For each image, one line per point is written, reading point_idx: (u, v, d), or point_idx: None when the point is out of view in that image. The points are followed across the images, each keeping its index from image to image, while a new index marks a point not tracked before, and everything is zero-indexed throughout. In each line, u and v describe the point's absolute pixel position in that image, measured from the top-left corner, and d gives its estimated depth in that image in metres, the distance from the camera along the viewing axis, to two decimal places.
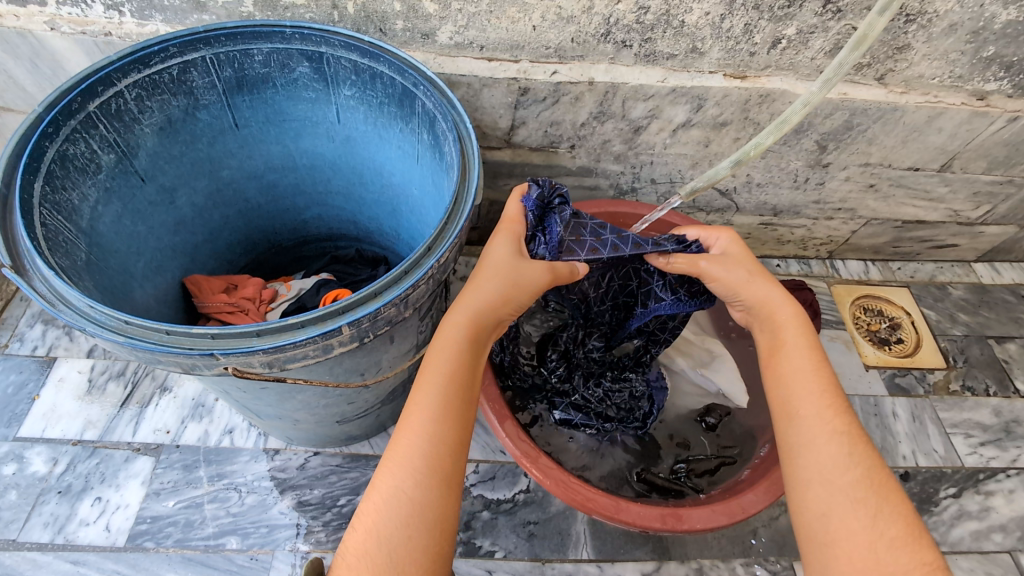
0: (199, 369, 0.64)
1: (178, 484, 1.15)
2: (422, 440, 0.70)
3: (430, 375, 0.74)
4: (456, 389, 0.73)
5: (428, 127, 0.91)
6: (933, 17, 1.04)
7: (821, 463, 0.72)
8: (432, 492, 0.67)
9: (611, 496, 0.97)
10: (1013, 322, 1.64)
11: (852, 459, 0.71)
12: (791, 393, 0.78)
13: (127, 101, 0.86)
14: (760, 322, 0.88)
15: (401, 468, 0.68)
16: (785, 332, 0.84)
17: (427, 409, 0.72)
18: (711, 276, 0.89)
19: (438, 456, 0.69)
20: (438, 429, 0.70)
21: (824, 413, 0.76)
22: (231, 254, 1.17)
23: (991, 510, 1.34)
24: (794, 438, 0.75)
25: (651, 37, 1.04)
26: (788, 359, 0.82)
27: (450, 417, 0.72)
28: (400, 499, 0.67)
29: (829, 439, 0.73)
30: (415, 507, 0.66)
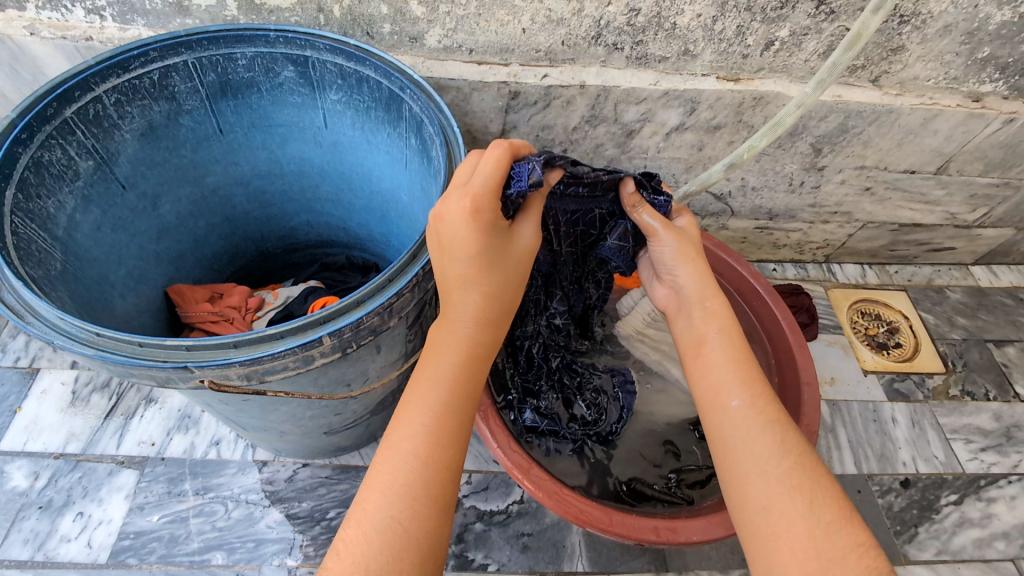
0: (173, 382, 0.62)
1: (162, 498, 1.12)
2: (411, 452, 0.62)
3: (425, 381, 0.66)
4: (453, 393, 0.66)
5: (416, 132, 0.89)
6: (929, 17, 1.03)
7: (756, 456, 0.67)
8: (428, 509, 0.61)
9: (603, 508, 0.94)
10: (1012, 326, 1.63)
11: (785, 448, 0.67)
12: (717, 385, 0.73)
13: (106, 107, 0.84)
14: (686, 305, 0.80)
15: (392, 484, 0.61)
16: (701, 318, 0.78)
17: (420, 418, 0.64)
18: (659, 242, 0.81)
19: (431, 469, 0.62)
20: (434, 447, 0.63)
21: (755, 400, 0.71)
22: (216, 262, 1.14)
23: (993, 518, 1.32)
24: (726, 432, 0.69)
25: (642, 39, 1.03)
26: (711, 348, 0.75)
27: (446, 426, 0.64)
28: (395, 520, 0.59)
29: (762, 428, 0.68)
30: (415, 526, 0.60)
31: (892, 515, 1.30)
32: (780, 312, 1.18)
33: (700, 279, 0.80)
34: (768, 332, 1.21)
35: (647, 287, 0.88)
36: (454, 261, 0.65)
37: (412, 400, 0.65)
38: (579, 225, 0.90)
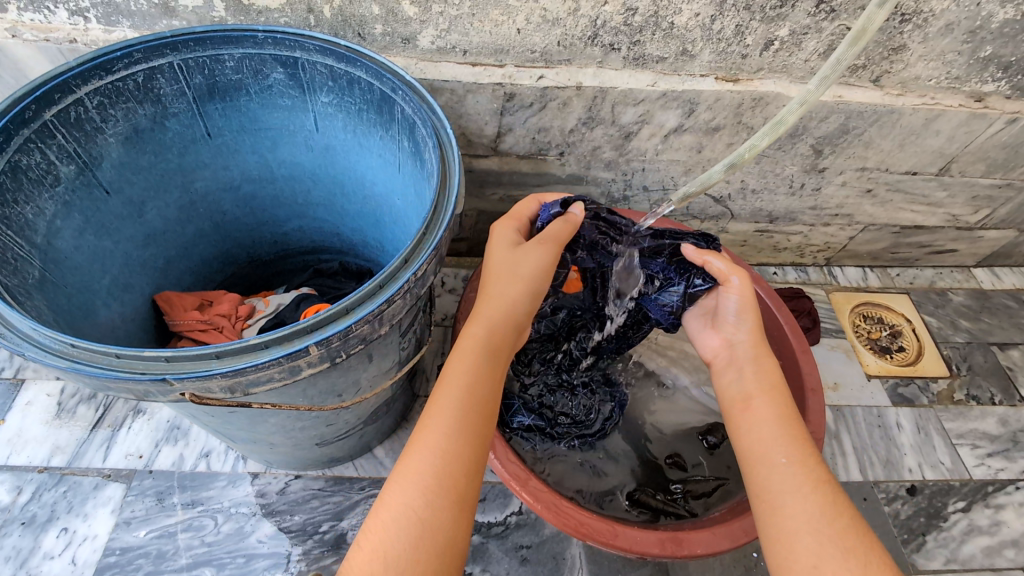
0: (153, 395, 0.59)
1: (150, 512, 1.09)
2: (432, 455, 0.64)
3: (446, 387, 0.70)
4: (470, 400, 0.69)
5: (408, 134, 0.87)
6: (930, 16, 1.01)
7: (807, 513, 0.67)
8: (444, 512, 0.62)
9: (605, 520, 0.92)
10: (1015, 328, 1.61)
11: (837, 508, 0.67)
12: (766, 441, 0.74)
13: (89, 109, 0.82)
14: (738, 359, 0.85)
15: (410, 486, 0.63)
16: (752, 376, 0.82)
17: (444, 415, 0.67)
18: (733, 290, 0.88)
19: (445, 473, 0.64)
20: (454, 442, 0.66)
21: (804, 459, 0.72)
22: (206, 269, 1.12)
23: (1002, 525, 1.29)
24: (775, 486, 0.70)
25: (640, 40, 1.01)
26: (759, 403, 0.79)
27: (462, 429, 0.67)
28: (411, 521, 0.61)
29: (813, 489, 0.69)
30: (430, 525, 0.61)
31: (899, 523, 1.27)
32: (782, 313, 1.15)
33: (755, 336, 0.86)
34: (772, 338, 1.18)
35: (700, 338, 0.93)
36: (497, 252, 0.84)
37: (433, 405, 0.68)
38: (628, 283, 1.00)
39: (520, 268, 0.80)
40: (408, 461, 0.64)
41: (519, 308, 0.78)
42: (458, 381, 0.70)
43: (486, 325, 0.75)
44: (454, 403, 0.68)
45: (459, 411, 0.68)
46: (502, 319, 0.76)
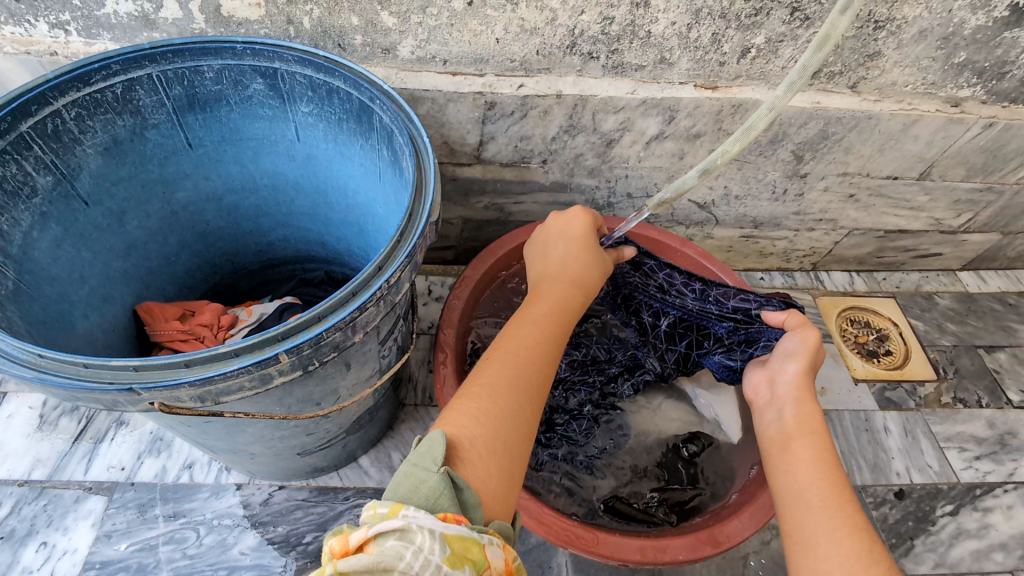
0: (121, 406, 0.59)
1: (131, 525, 1.08)
2: (532, 371, 0.76)
3: (540, 320, 0.82)
4: (556, 344, 0.81)
5: (387, 143, 0.87)
6: (903, 23, 1.03)
7: (841, 560, 0.66)
8: (533, 424, 0.73)
9: (588, 528, 0.92)
10: (1001, 331, 1.61)
11: (871, 558, 0.66)
12: (801, 483, 0.76)
13: (67, 121, 0.82)
14: (780, 398, 0.88)
15: (519, 391, 0.72)
16: (792, 416, 0.84)
17: (542, 341, 0.79)
18: (803, 334, 0.91)
19: (540, 389, 0.76)
20: (546, 367, 0.78)
21: (840, 504, 0.72)
22: (190, 279, 1.12)
23: (990, 528, 1.29)
24: (810, 527, 0.71)
25: (618, 48, 1.02)
26: (797, 444, 0.81)
27: (550, 363, 0.79)
28: (517, 419, 0.70)
29: (848, 533, 0.68)
30: (527, 432, 0.71)
31: (888, 527, 1.27)
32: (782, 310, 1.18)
33: (802, 377, 0.89)
34: None
35: (749, 374, 0.98)
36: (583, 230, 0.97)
37: (533, 331, 0.80)
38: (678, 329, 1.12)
39: (593, 250, 0.93)
40: (512, 372, 0.74)
41: (594, 285, 0.91)
42: (551, 324, 0.82)
43: (575, 282, 0.88)
44: (544, 339, 0.80)
45: (551, 346, 0.80)
46: (590, 286, 0.90)
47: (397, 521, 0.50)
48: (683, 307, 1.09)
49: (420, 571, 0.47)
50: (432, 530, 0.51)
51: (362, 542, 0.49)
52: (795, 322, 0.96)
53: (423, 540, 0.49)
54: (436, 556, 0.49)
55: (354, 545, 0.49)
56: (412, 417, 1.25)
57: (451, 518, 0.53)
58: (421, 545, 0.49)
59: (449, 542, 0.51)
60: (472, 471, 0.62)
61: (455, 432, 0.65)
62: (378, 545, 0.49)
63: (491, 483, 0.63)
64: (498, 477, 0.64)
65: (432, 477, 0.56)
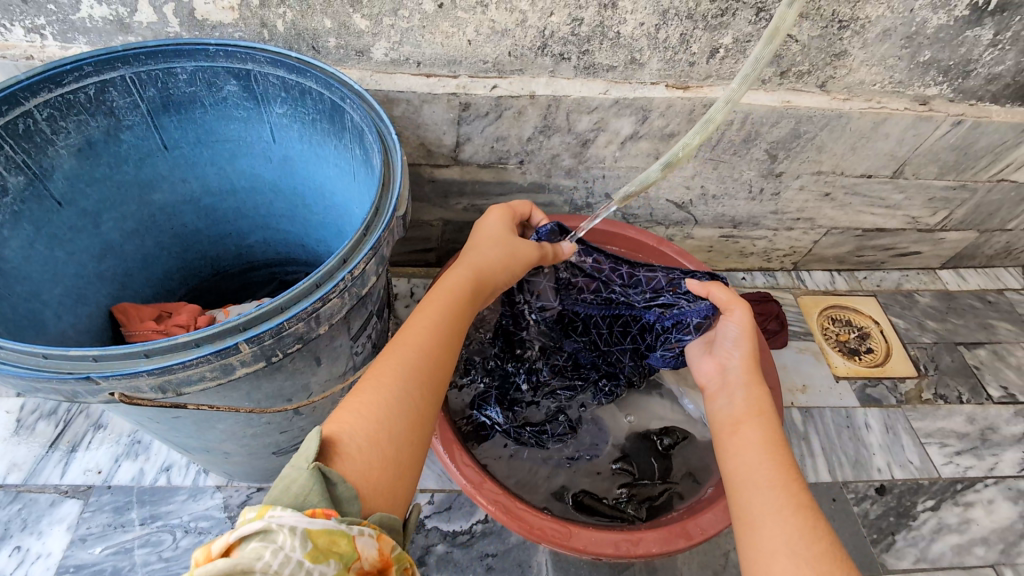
0: (82, 396, 0.59)
1: (106, 528, 1.07)
2: (426, 359, 0.72)
3: (436, 305, 0.78)
4: (453, 328, 0.77)
5: (358, 142, 0.88)
6: (866, 23, 1.05)
7: (784, 537, 0.66)
8: (428, 411, 0.71)
9: (561, 522, 0.92)
10: (982, 328, 1.63)
11: (816, 534, 0.65)
12: (748, 464, 0.75)
13: (38, 121, 0.83)
14: (731, 383, 0.88)
15: (408, 383, 0.69)
16: (743, 400, 0.85)
17: (437, 327, 0.76)
18: (734, 318, 0.92)
19: (435, 377, 0.73)
20: (442, 354, 0.75)
21: (785, 483, 0.72)
22: (169, 282, 1.12)
23: (971, 522, 1.29)
24: (754, 507, 0.70)
25: (588, 49, 1.04)
26: (747, 428, 0.80)
27: (448, 349, 0.76)
28: (406, 410, 0.68)
29: (792, 511, 0.68)
30: (420, 419, 0.69)
31: (869, 523, 1.27)
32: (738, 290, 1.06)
33: (748, 363, 0.90)
34: None
35: (696, 364, 0.99)
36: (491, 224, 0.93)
37: (427, 318, 0.76)
38: (616, 327, 1.10)
39: (511, 242, 0.90)
40: (399, 362, 0.70)
41: (496, 273, 0.87)
42: (446, 309, 0.78)
43: (472, 272, 0.84)
44: (437, 324, 0.76)
45: (448, 331, 0.77)
46: (495, 277, 0.87)
47: (260, 522, 0.48)
48: (606, 304, 1.08)
49: (280, 569, 0.45)
50: (294, 527, 0.49)
51: (224, 549, 0.47)
52: (723, 301, 0.94)
53: (284, 539, 0.47)
54: (298, 552, 0.47)
55: (216, 552, 0.47)
56: None
57: (320, 513, 0.52)
58: (282, 544, 0.47)
59: (314, 537, 0.49)
60: (349, 466, 0.61)
61: (334, 429, 0.64)
62: (239, 550, 0.47)
63: (372, 476, 0.62)
64: (380, 469, 0.63)
65: (302, 474, 0.56)
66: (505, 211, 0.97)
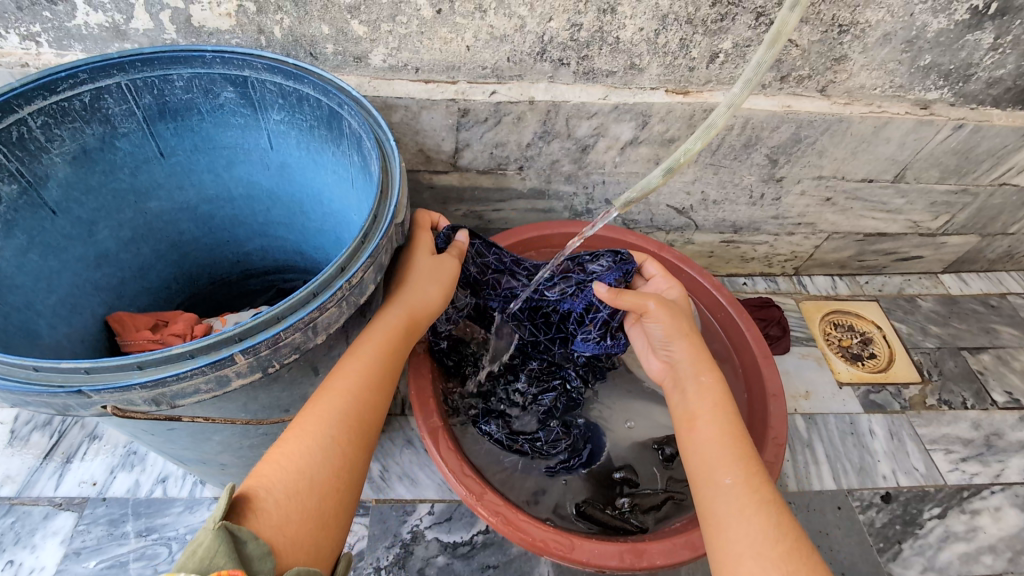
0: (74, 410, 0.58)
1: (101, 541, 1.05)
2: (354, 406, 0.73)
3: (366, 347, 0.77)
4: (388, 369, 0.77)
5: (357, 148, 0.87)
6: (866, 27, 1.05)
7: (749, 537, 0.70)
8: (355, 458, 0.71)
9: (563, 533, 0.91)
10: (985, 333, 1.62)
11: (779, 531, 0.70)
12: (710, 463, 0.79)
13: (33, 130, 0.82)
14: (682, 378, 0.90)
15: (332, 432, 0.70)
16: (696, 395, 0.87)
17: (368, 371, 0.75)
18: (655, 317, 0.93)
19: (364, 423, 0.73)
20: (370, 399, 0.75)
21: (747, 481, 0.76)
22: (166, 291, 1.11)
23: (978, 530, 1.27)
24: (718, 507, 0.74)
25: (587, 54, 1.03)
26: (705, 424, 0.83)
27: (377, 394, 0.76)
28: (329, 460, 0.69)
29: (755, 510, 0.72)
30: (345, 466, 0.70)
31: (875, 532, 1.25)
32: (650, 268, 1.06)
33: (693, 355, 0.92)
34: (734, 344, 1.22)
35: (644, 360, 1.00)
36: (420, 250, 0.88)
37: (355, 360, 0.76)
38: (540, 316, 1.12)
39: (441, 274, 0.87)
40: (325, 409, 0.71)
41: (429, 308, 0.85)
42: (376, 351, 0.77)
43: (403, 311, 0.82)
44: (370, 367, 0.76)
45: (379, 374, 0.76)
46: (425, 311, 0.85)
47: None
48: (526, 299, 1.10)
49: None
50: None
51: None
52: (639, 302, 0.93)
53: None
54: None
55: None
56: (391, 426, 1.24)
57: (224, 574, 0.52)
58: None
59: None
60: (264, 522, 0.62)
61: (252, 483, 0.65)
62: None
63: (290, 528, 0.63)
64: (299, 521, 0.64)
65: (207, 536, 0.56)
66: (428, 236, 0.90)
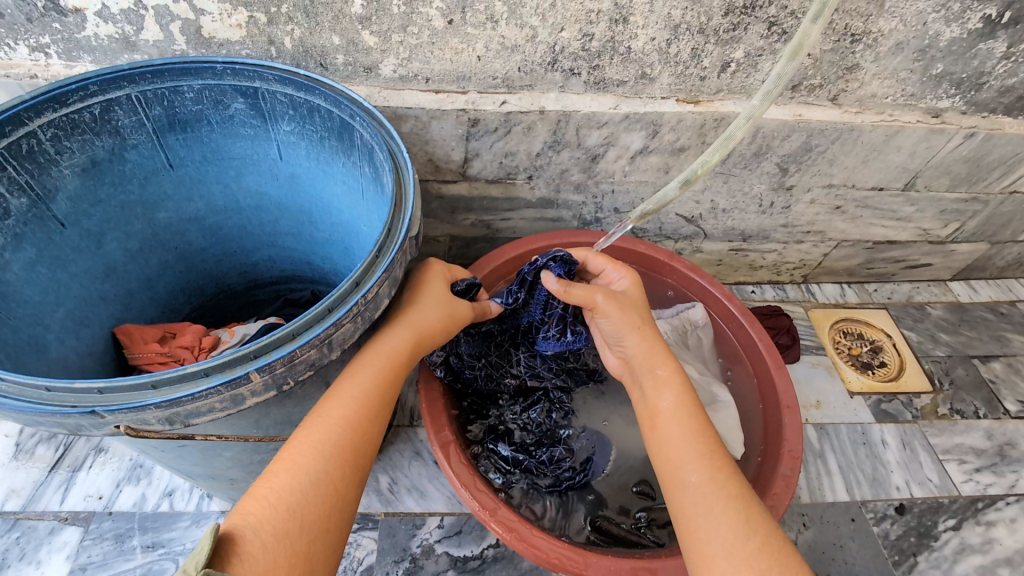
0: (87, 430, 0.57)
1: (108, 557, 1.04)
2: (347, 438, 0.70)
3: (361, 375, 0.75)
4: (384, 399, 0.76)
5: (368, 159, 0.86)
6: (879, 36, 1.04)
7: (718, 536, 0.69)
8: (348, 493, 0.68)
9: (578, 551, 0.89)
10: (995, 341, 1.60)
11: (750, 526, 0.69)
12: (675, 463, 0.77)
13: (42, 142, 0.81)
14: (640, 375, 0.88)
15: (325, 466, 0.67)
16: (655, 392, 0.85)
17: (363, 401, 0.73)
18: (605, 313, 0.90)
19: (357, 456, 0.70)
20: (364, 430, 0.72)
21: (715, 477, 0.74)
22: (173, 302, 1.10)
23: (994, 542, 1.26)
24: (688, 509, 0.73)
25: (599, 64, 1.03)
26: (667, 421, 0.82)
27: (372, 425, 0.73)
28: (321, 497, 0.66)
29: (724, 508, 0.71)
30: (339, 500, 0.67)
31: (890, 544, 1.23)
32: (597, 261, 0.99)
33: (647, 348, 0.89)
34: (748, 353, 1.21)
35: (605, 356, 0.98)
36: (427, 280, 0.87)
37: (352, 388, 0.74)
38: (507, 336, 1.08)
39: (447, 304, 0.86)
40: (318, 442, 0.68)
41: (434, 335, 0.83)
42: (374, 380, 0.75)
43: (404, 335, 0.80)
44: (368, 393, 0.74)
45: (374, 404, 0.74)
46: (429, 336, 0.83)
47: None
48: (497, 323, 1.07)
49: None
50: None
51: None
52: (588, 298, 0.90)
53: None
54: None
55: None
56: (399, 438, 1.23)
57: None
58: None
59: None
60: (251, 566, 0.58)
61: (237, 522, 0.61)
62: None
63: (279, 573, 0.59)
64: (288, 564, 0.60)
65: None
66: (444, 269, 0.90)
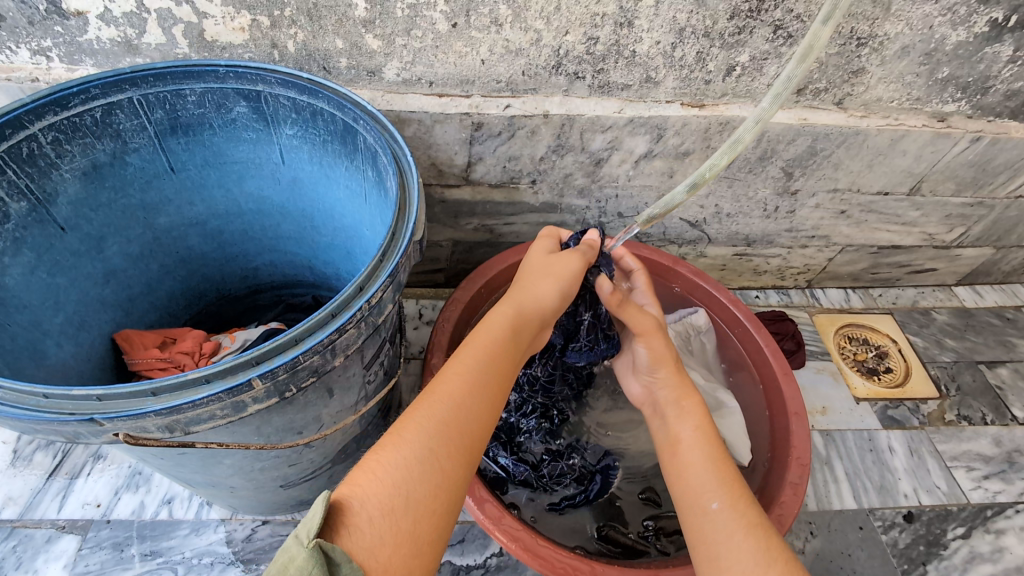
0: (84, 437, 0.56)
1: (105, 565, 1.02)
2: (451, 412, 0.67)
3: (469, 353, 0.73)
4: (489, 375, 0.72)
5: (372, 164, 0.85)
6: (885, 40, 1.04)
7: (741, 563, 0.68)
8: (455, 472, 0.64)
9: (585, 560, 0.88)
10: (1002, 346, 1.59)
11: (771, 554, 0.68)
12: (698, 486, 0.77)
13: (43, 145, 0.80)
14: (663, 407, 0.90)
15: (434, 441, 0.64)
16: (680, 420, 0.86)
17: (467, 378, 0.70)
18: (648, 342, 0.92)
19: (463, 432, 0.66)
20: (470, 407, 0.68)
21: (736, 503, 0.73)
22: (173, 306, 1.09)
23: (1004, 551, 1.24)
24: (709, 535, 0.72)
25: (603, 68, 1.02)
26: (689, 448, 0.82)
27: (479, 401, 0.70)
28: (428, 475, 0.62)
29: (744, 532, 0.70)
30: (445, 485, 0.63)
31: (899, 552, 1.22)
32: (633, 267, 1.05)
33: (675, 385, 0.91)
34: (752, 359, 1.20)
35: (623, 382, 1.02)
36: (536, 259, 0.91)
37: (457, 365, 0.72)
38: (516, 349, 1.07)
39: (559, 270, 0.87)
40: (423, 417, 0.66)
41: (542, 308, 0.83)
42: (480, 357, 0.73)
43: (507, 310, 0.80)
44: (470, 371, 0.71)
45: (478, 381, 0.71)
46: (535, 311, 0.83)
47: None
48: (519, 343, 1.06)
49: None
50: None
51: None
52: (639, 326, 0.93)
53: None
54: None
55: None
56: None
57: None
58: None
59: None
60: (356, 541, 0.56)
61: (347, 492, 0.59)
62: None
63: (383, 551, 0.56)
64: (393, 544, 0.57)
65: (301, 552, 0.50)
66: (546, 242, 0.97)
